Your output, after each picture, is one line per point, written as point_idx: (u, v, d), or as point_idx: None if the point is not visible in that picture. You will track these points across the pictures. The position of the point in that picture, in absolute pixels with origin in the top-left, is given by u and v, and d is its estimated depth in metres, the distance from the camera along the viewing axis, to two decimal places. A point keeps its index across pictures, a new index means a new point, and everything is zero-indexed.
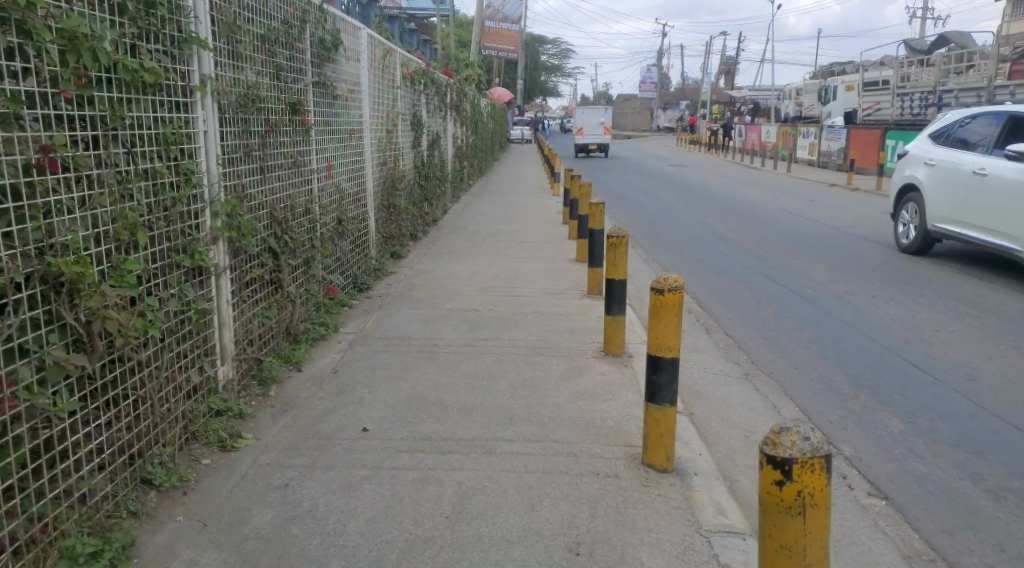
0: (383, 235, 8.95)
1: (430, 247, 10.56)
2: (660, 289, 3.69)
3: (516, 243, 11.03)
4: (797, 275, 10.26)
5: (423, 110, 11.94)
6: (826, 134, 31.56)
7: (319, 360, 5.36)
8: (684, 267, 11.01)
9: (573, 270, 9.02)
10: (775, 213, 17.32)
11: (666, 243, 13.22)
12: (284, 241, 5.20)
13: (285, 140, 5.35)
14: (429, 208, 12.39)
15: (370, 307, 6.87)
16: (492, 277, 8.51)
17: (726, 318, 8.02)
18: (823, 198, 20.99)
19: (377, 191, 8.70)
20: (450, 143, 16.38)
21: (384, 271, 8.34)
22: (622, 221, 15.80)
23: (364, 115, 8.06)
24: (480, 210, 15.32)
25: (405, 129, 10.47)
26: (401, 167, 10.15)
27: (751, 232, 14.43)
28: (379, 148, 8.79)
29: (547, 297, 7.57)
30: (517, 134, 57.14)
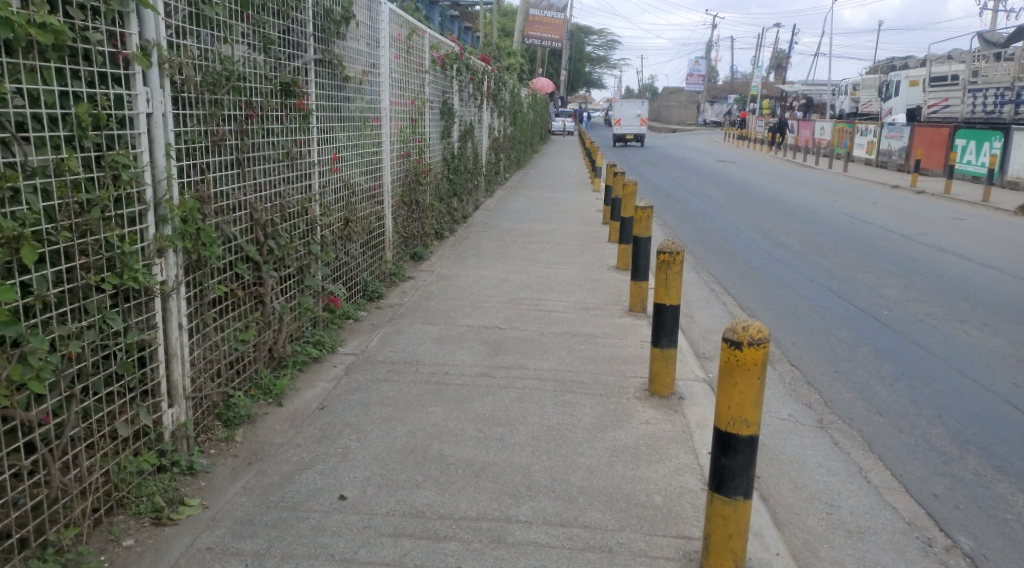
0: (402, 235, 8.07)
1: (457, 247, 9.69)
2: (738, 344, 2.87)
3: (552, 246, 10.08)
4: (864, 292, 9.17)
5: (454, 99, 11.05)
6: (886, 132, 29.99)
7: (306, 392, 4.50)
8: (736, 278, 9.97)
9: (612, 281, 8.07)
10: (832, 218, 16.08)
11: (715, 249, 12.16)
12: (267, 248, 4.34)
13: (272, 127, 4.49)
14: (458, 204, 11.49)
15: (378, 321, 6.01)
16: (522, 286, 7.61)
17: (788, 343, 6.99)
18: (883, 202, 19.64)
19: (397, 187, 7.83)
20: (486, 135, 15.49)
21: (401, 276, 7.48)
22: (666, 222, 14.75)
23: (382, 100, 7.18)
24: (515, 206, 14.39)
25: (433, 118, 9.59)
26: (427, 160, 9.27)
27: (807, 238, 13.28)
28: (400, 139, 7.92)
29: (582, 313, 6.64)
30: (559, 125, 55.96)
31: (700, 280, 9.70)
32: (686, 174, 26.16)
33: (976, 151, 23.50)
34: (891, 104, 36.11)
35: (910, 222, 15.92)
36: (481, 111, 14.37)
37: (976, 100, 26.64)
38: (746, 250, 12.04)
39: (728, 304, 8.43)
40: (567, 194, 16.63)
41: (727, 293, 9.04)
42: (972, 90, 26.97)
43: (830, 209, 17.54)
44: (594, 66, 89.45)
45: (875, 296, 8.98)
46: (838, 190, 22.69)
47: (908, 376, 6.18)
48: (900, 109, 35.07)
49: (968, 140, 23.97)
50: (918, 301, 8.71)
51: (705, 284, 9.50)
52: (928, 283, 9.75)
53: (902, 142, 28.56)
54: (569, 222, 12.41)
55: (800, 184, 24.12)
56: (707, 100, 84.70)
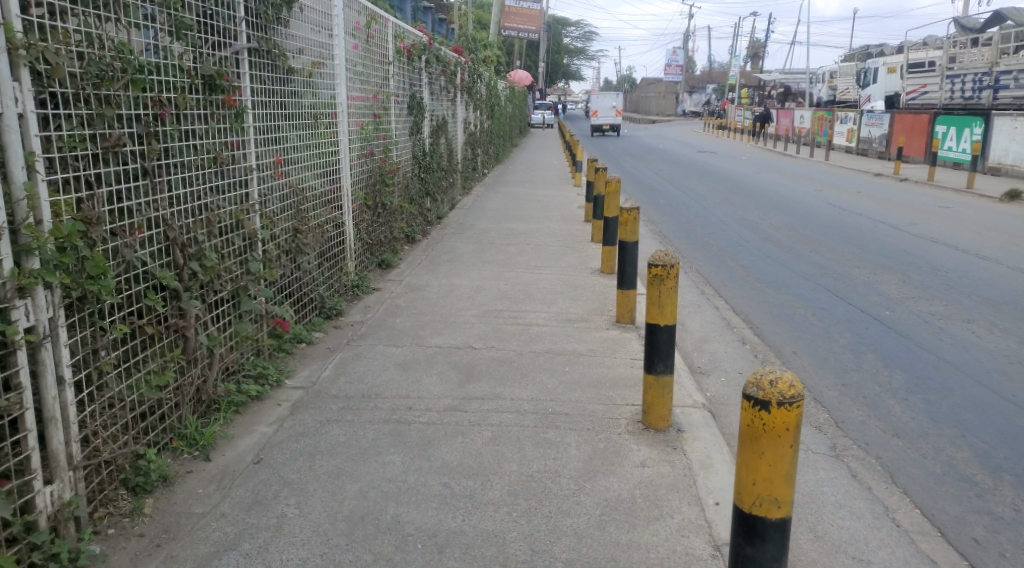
0: (367, 242, 7.38)
1: (429, 252, 9.00)
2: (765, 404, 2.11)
3: (531, 248, 9.41)
4: (865, 290, 8.59)
5: (424, 92, 10.36)
6: (867, 119, 29.55)
7: (241, 440, 3.83)
8: (727, 277, 9.37)
9: (597, 286, 7.42)
10: (820, 209, 15.55)
11: (703, 245, 11.56)
12: (187, 272, 3.67)
13: (192, 127, 3.82)
14: (431, 204, 10.80)
15: (334, 345, 5.32)
16: (498, 295, 6.94)
17: (791, 352, 6.38)
18: (869, 190, 19.17)
19: (359, 190, 7.14)
20: (461, 131, 14.78)
21: (365, 288, 6.79)
22: (650, 217, 14.15)
23: (340, 95, 6.49)
24: (492, 204, 13.70)
25: (400, 113, 8.90)
26: (395, 159, 8.60)
27: (797, 232, 12.71)
28: (361, 136, 7.23)
29: (565, 326, 5.98)
30: (537, 119, 55.27)
31: (690, 281, 9.08)
32: (668, 165, 25.57)
33: (955, 137, 23.08)
34: (870, 90, 35.69)
35: (900, 211, 15.41)
36: (455, 106, 13.66)
37: (953, 86, 26.21)
38: (734, 246, 11.46)
39: (722, 306, 7.81)
40: (547, 190, 15.96)
41: (718, 294, 8.42)
42: (949, 76, 26.56)
43: (816, 199, 17.02)
44: (572, 58, 88.82)
45: (877, 294, 8.40)
46: (823, 178, 22.21)
47: (932, 388, 5.57)
48: (877, 95, 34.65)
49: (947, 126, 23.56)
50: (924, 299, 8.14)
51: (696, 284, 8.87)
52: (930, 278, 9.20)
53: (882, 129, 28.11)
54: (549, 221, 11.73)
55: (783, 173, 23.62)
56: (685, 91, 84.36)
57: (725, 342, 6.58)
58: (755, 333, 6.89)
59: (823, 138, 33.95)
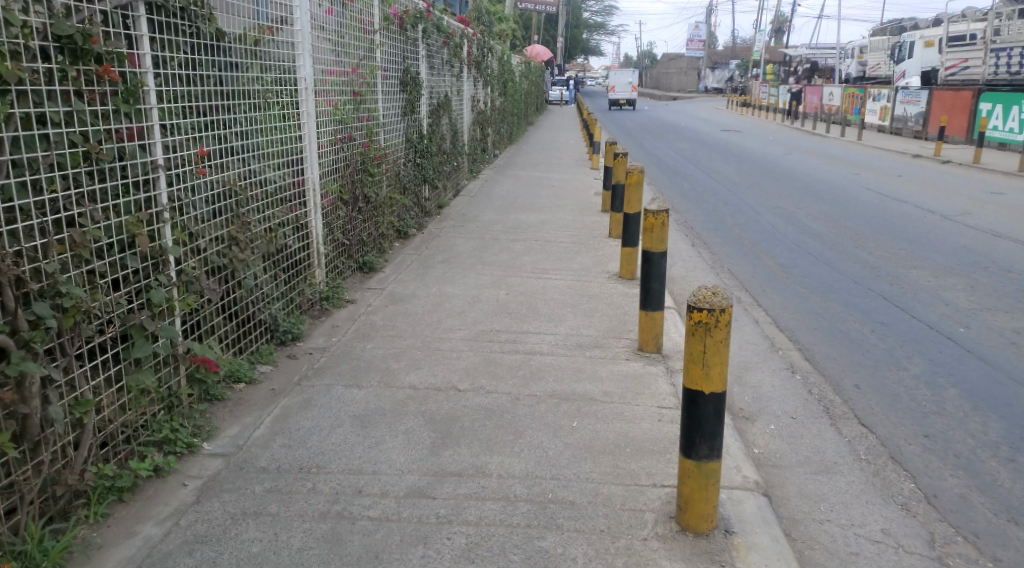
0: (343, 243, 6.26)
1: (422, 251, 7.85)
2: None
3: (540, 245, 8.25)
4: (931, 298, 7.35)
5: (419, 65, 9.15)
6: (902, 96, 27.92)
7: (109, 553, 2.70)
8: (765, 280, 8.16)
9: (614, 298, 6.25)
10: (860, 195, 14.23)
11: (735, 240, 10.34)
12: (25, 319, 2.53)
13: (39, 108, 2.66)
14: (427, 192, 9.62)
15: (280, 388, 4.20)
16: (495, 309, 5.79)
17: (853, 386, 5.19)
18: (910, 174, 17.77)
19: (332, 184, 6.01)
20: (467, 109, 13.55)
21: (334, 302, 5.66)
22: (675, 205, 12.93)
23: (303, 67, 5.34)
24: (500, 191, 12.50)
25: (388, 90, 7.71)
26: (380, 143, 7.42)
27: (840, 223, 11.44)
28: (334, 119, 6.09)
29: (574, 355, 4.83)
30: (555, 96, 53.70)
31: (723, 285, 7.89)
32: (692, 145, 24.18)
33: (1003, 116, 21.57)
34: (903, 67, 33.86)
35: (949, 198, 14.06)
36: (460, 82, 12.41)
37: (998, 60, 24.60)
38: (770, 241, 10.23)
39: (763, 320, 6.61)
40: (560, 174, 14.72)
41: (756, 302, 7.22)
42: (993, 50, 24.94)
43: (855, 184, 15.68)
44: (591, 34, 86.78)
45: (944, 304, 7.18)
46: (858, 160, 20.76)
47: None
48: (911, 72, 32.84)
49: (993, 104, 22.03)
50: (1004, 311, 6.90)
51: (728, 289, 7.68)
52: (1003, 282, 7.94)
53: (919, 107, 26.52)
54: (562, 211, 10.52)
55: (815, 154, 22.21)
56: (707, 67, 82.22)
57: (769, 373, 5.41)
58: (805, 358, 5.71)
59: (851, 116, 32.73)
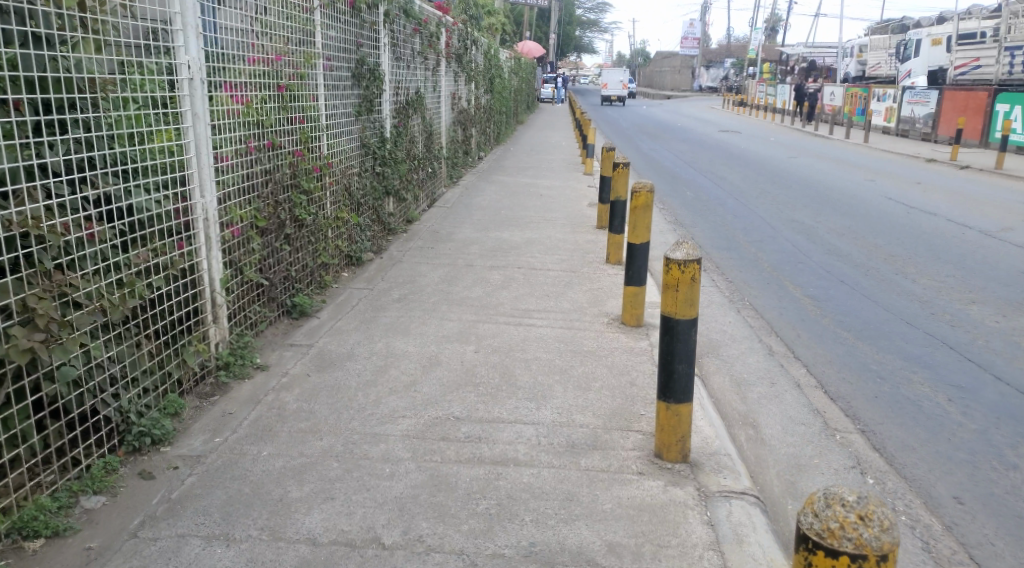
0: (260, 284, 4.73)
1: (375, 281, 6.32)
2: None
3: (523, 275, 6.74)
4: (1009, 349, 5.89)
5: (380, 55, 7.61)
6: (909, 97, 26.52)
7: None
8: (796, 319, 6.69)
9: (617, 358, 4.76)
10: (883, 206, 12.78)
11: (753, 262, 8.87)
12: None
13: None
14: (391, 206, 8.09)
15: (102, 544, 2.68)
16: (457, 378, 4.29)
17: (949, 500, 3.72)
18: (929, 180, 16.35)
19: (243, 207, 4.51)
20: (446, 107, 12.02)
21: (237, 371, 4.13)
22: (680, 218, 11.45)
23: (190, 48, 3.83)
24: (482, 200, 10.99)
25: (333, 85, 6.18)
26: (321, 150, 5.89)
27: (869, 241, 9.99)
28: (247, 121, 4.59)
29: (562, 466, 3.33)
30: (549, 92, 52.31)
31: (748, 325, 6.41)
32: (691, 146, 22.72)
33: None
34: (907, 65, 32.35)
35: (983, 209, 12.65)
36: (436, 77, 10.89)
37: (1014, 58, 23.23)
38: (793, 264, 8.77)
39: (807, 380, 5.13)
40: (550, 180, 13.21)
41: (792, 353, 5.75)
42: (1006, 48, 23.56)
43: (874, 193, 14.25)
44: (584, 32, 85.23)
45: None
46: (870, 164, 19.32)
47: None
48: (917, 71, 31.19)
49: (1011, 105, 20.72)
50: None
51: (755, 332, 6.20)
52: None
53: (928, 108, 25.12)
54: (552, 227, 9.01)
55: (823, 157, 20.77)
56: (701, 67, 80.83)
57: (828, 475, 3.94)
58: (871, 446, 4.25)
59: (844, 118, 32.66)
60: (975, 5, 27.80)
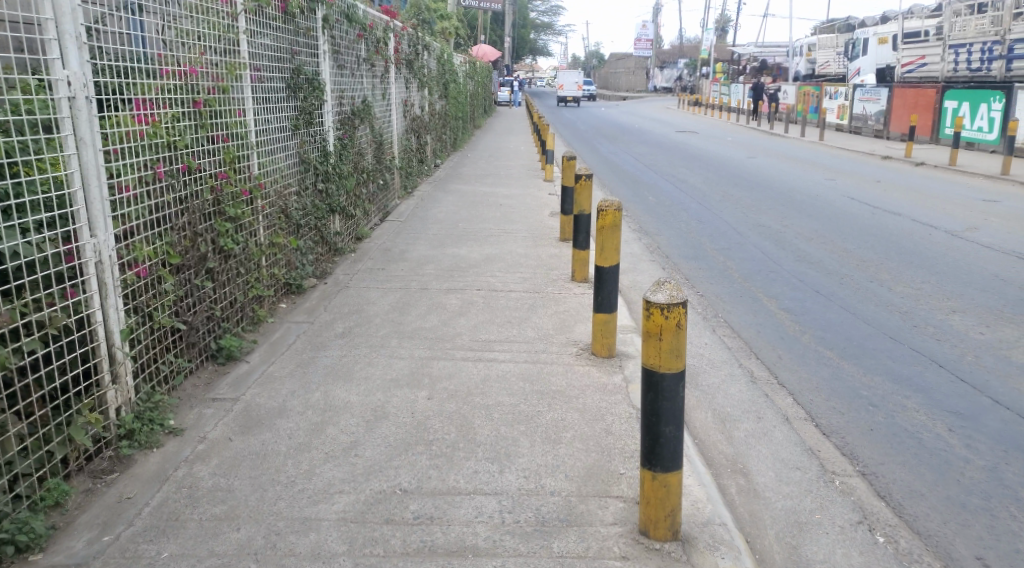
0: (176, 329, 4.10)
1: (317, 311, 5.68)
2: None
3: (482, 298, 6.16)
4: (1004, 365, 5.48)
5: (321, 61, 6.97)
6: (859, 95, 26.51)
7: None
8: (774, 335, 6.22)
9: (587, 399, 4.21)
10: (847, 207, 12.47)
11: (725, 271, 8.42)
12: None
13: None
14: (338, 224, 7.45)
15: None
16: (404, 435, 3.68)
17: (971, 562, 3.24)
18: (887, 178, 16.16)
19: (149, 243, 3.88)
20: (398, 116, 11.41)
21: (144, 439, 3.50)
22: (644, 224, 10.99)
23: (69, 61, 3.20)
24: (438, 212, 10.38)
25: (264, 96, 5.54)
26: (251, 168, 5.24)
27: (839, 246, 9.62)
28: (153, 143, 3.95)
29: (530, 554, 2.78)
30: (505, 95, 51.84)
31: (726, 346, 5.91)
32: (652, 148, 22.37)
33: (971, 115, 20.30)
34: (855, 64, 32.42)
35: (948, 208, 12.41)
36: (385, 84, 10.27)
37: (957, 56, 23.26)
38: (765, 273, 8.35)
39: (796, 412, 4.65)
40: (508, 188, 12.66)
41: (776, 376, 5.26)
42: (950, 46, 23.66)
43: (835, 193, 13.98)
44: (538, 35, 84.97)
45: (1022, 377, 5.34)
46: (830, 163, 19.13)
47: None
48: (866, 69, 31.21)
49: (959, 102, 20.72)
50: None
51: (735, 352, 5.71)
52: None
53: (879, 105, 25.09)
54: (511, 241, 8.45)
55: (783, 157, 20.55)
56: (655, 68, 81.09)
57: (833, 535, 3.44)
58: (875, 494, 3.77)
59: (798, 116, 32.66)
60: (913, 6, 27.99)
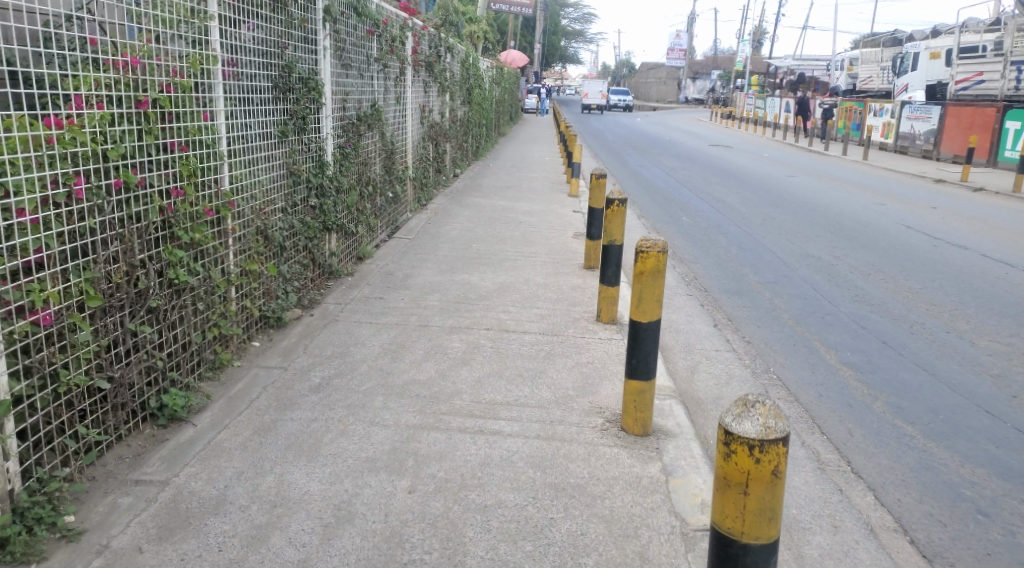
0: (96, 390, 3.16)
1: (293, 352, 4.79)
2: None
3: (491, 340, 5.27)
4: None
5: (320, 58, 6.13)
6: (909, 112, 25.35)
7: None
8: (846, 399, 5.30)
9: (616, 501, 3.30)
10: (902, 237, 11.42)
11: (772, 312, 7.43)
12: None
13: None
14: (334, 242, 6.59)
15: None
16: (372, 554, 2.79)
17: None
18: (941, 204, 15.04)
19: (58, 281, 2.94)
20: (413, 120, 10.54)
21: (21, 550, 2.60)
22: (678, 249, 10.03)
23: None
24: (452, 229, 9.52)
25: (243, 96, 4.69)
26: (220, 182, 4.37)
27: (902, 284, 8.59)
28: (70, 152, 3.00)
29: None
30: (533, 102, 50.98)
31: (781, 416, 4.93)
32: (684, 163, 21.36)
33: None
34: (902, 80, 31.23)
35: (1017, 242, 11.33)
36: (399, 87, 9.40)
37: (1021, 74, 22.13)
38: (816, 316, 7.33)
39: (883, 521, 3.85)
40: (530, 203, 11.75)
41: (851, 462, 4.42)
42: (1014, 63, 22.51)
43: (887, 219, 12.93)
44: (570, 41, 84.10)
45: None
46: (877, 185, 18.01)
47: None
48: (914, 85, 29.95)
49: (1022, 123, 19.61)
50: None
51: (794, 424, 4.78)
52: None
53: (930, 124, 23.93)
54: (530, 267, 7.56)
55: (825, 176, 19.44)
56: (688, 78, 79.85)
57: None
58: None
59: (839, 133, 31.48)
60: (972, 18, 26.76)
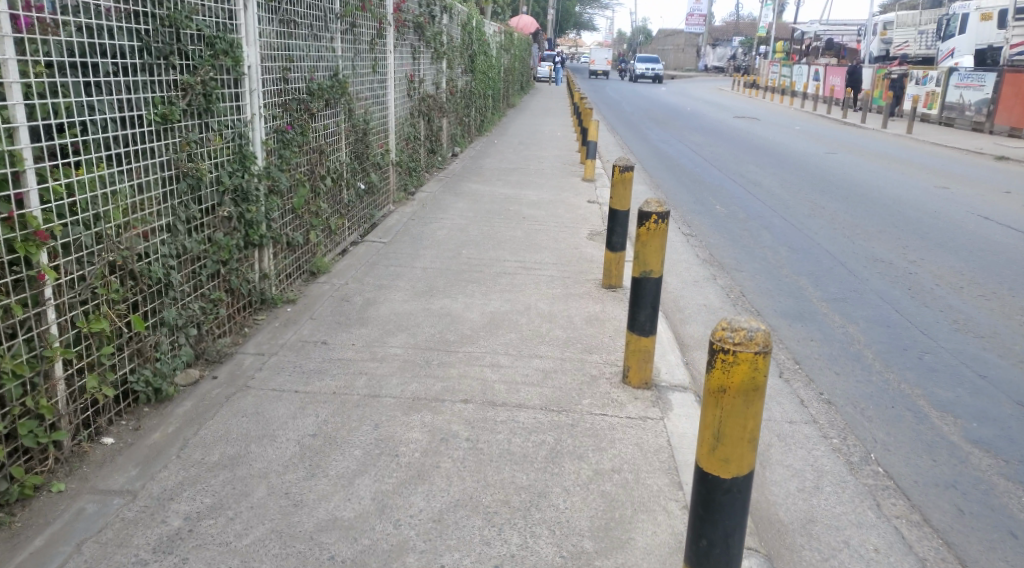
0: None
1: (158, 460, 3.12)
2: None
3: (467, 422, 3.55)
4: None
5: (238, 10, 4.43)
6: (955, 80, 23.17)
7: None
8: (1006, 532, 3.36)
9: None
10: (980, 231, 9.59)
11: (847, 350, 5.42)
12: None
13: None
14: (269, 260, 4.90)
15: None
16: None
17: None
18: (1011, 188, 13.13)
19: None
20: (397, 93, 8.76)
21: None
22: (714, 249, 8.26)
23: None
24: (440, 227, 7.78)
25: (74, 61, 3.03)
26: (22, 199, 2.73)
27: (1005, 304, 6.46)
28: None
29: None
30: (546, 72, 48.82)
31: None
32: (711, 138, 19.50)
33: None
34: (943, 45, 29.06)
35: None
36: (374, 53, 7.61)
37: None
38: (908, 358, 5.30)
39: None
40: (539, 190, 9.98)
41: None
42: None
43: (953, 208, 11.09)
44: (585, 8, 81.48)
45: None
46: (930, 164, 16.08)
47: None
48: (958, 50, 27.66)
49: None
50: None
51: None
52: None
53: (982, 93, 21.81)
54: (533, 286, 5.82)
55: (870, 153, 17.51)
56: (708, 45, 77.23)
57: None
58: None
59: (875, 103, 29.23)
60: None
